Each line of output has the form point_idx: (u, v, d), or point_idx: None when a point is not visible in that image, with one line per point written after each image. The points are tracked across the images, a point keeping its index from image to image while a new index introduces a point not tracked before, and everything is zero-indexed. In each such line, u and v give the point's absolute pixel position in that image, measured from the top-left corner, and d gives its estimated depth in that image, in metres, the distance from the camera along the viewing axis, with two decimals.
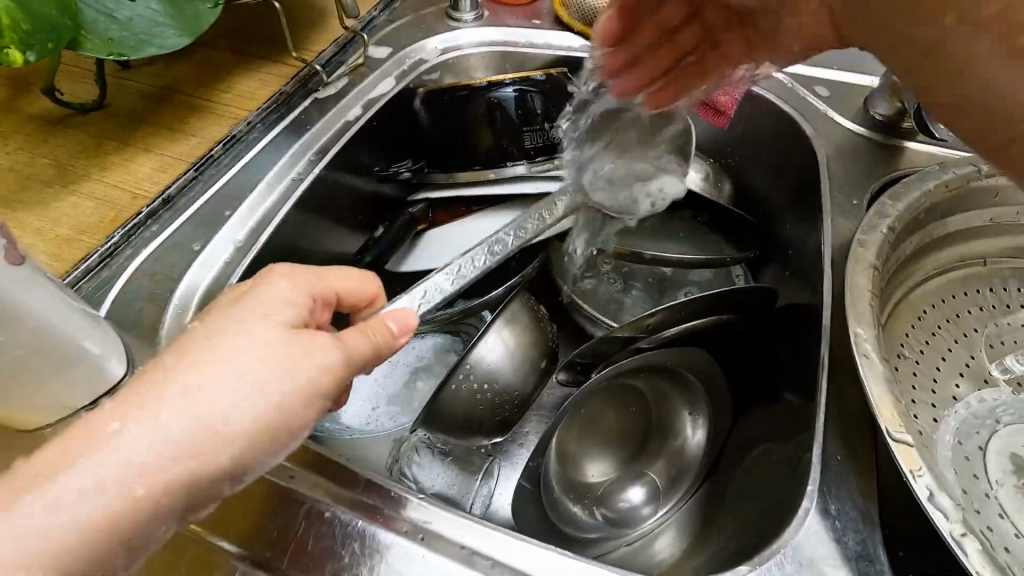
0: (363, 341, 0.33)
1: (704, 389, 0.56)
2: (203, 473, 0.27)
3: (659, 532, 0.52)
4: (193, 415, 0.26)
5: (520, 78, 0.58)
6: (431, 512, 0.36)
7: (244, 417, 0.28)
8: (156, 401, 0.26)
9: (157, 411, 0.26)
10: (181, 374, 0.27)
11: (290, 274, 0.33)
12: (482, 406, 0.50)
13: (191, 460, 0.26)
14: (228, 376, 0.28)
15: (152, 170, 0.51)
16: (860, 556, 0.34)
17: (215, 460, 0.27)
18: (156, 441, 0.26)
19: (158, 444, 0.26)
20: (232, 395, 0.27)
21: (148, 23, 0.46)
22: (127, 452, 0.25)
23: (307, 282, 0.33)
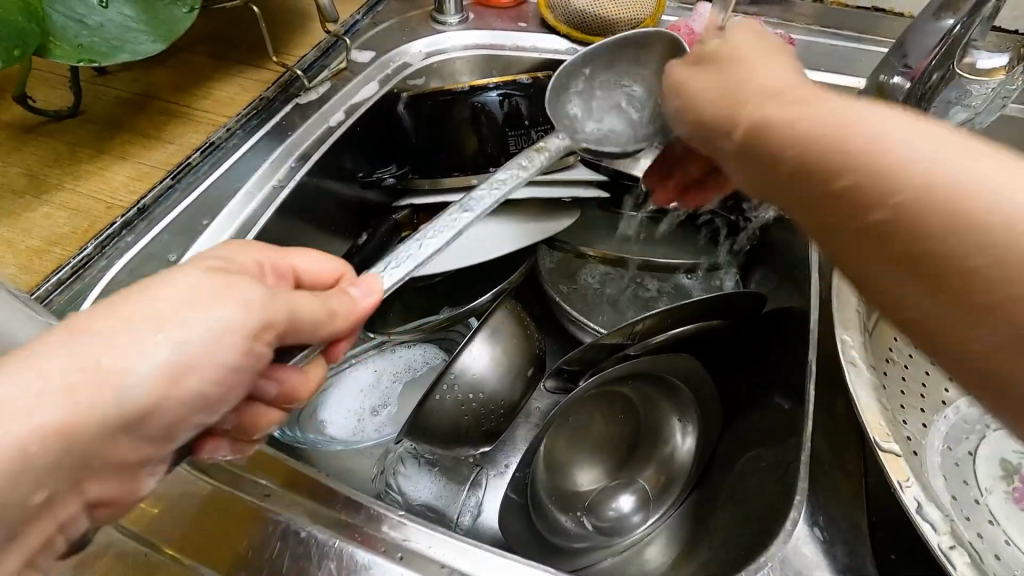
0: (311, 302, 0.32)
1: (692, 394, 0.55)
2: (95, 431, 0.25)
3: (649, 541, 0.51)
4: (89, 361, 0.25)
5: (505, 82, 0.58)
6: (410, 530, 0.35)
7: (167, 379, 0.26)
8: (53, 346, 0.25)
9: (71, 368, 0.24)
10: (92, 321, 0.26)
11: (258, 252, 0.34)
12: (468, 416, 0.49)
13: (81, 411, 0.24)
14: (143, 320, 0.27)
15: (127, 178, 0.50)
16: (850, 569, 0.33)
17: (111, 415, 0.25)
18: (42, 387, 0.24)
19: (43, 390, 0.24)
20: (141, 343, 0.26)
21: (120, 29, 0.45)
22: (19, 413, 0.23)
23: (261, 250, 0.34)
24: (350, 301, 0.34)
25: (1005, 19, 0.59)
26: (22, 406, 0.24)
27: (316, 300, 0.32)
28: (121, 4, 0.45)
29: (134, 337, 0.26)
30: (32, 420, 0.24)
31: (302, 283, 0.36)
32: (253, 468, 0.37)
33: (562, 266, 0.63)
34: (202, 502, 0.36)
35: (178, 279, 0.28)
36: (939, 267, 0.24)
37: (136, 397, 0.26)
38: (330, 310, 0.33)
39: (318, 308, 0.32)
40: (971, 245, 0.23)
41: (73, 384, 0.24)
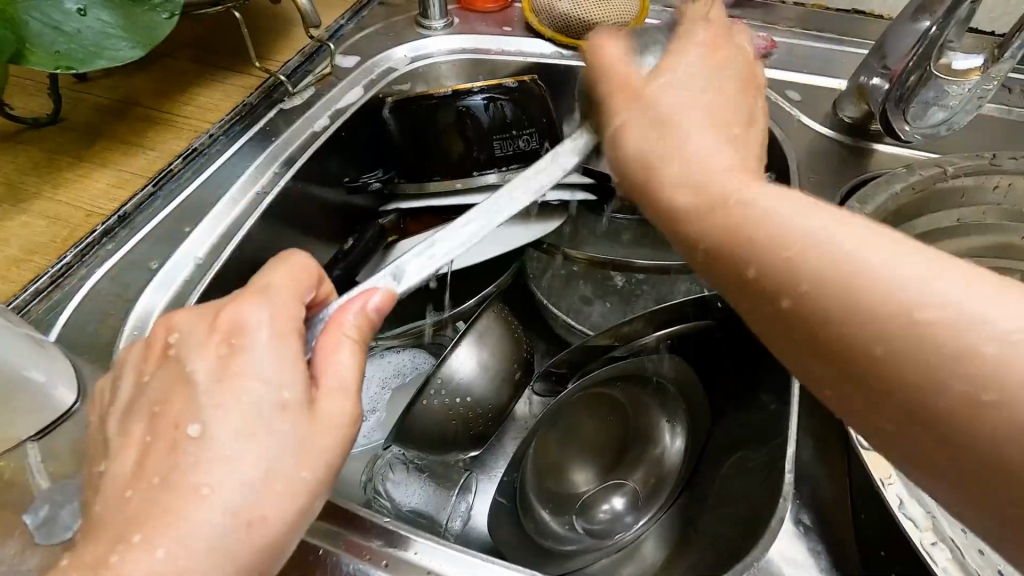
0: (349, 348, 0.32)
1: (680, 395, 0.55)
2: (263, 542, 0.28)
3: (641, 541, 0.51)
4: (229, 499, 0.27)
5: (491, 86, 0.58)
6: (395, 536, 0.34)
7: (287, 480, 0.28)
8: (185, 492, 0.27)
9: (229, 499, 0.27)
10: (196, 463, 0.28)
11: (245, 308, 0.31)
12: (456, 420, 0.49)
13: (248, 536, 0.27)
14: (240, 442, 0.28)
15: (108, 186, 0.49)
16: (834, 566, 0.33)
17: (269, 526, 0.28)
18: (207, 532, 0.26)
19: (211, 532, 0.26)
20: (247, 466, 0.28)
21: (97, 35, 0.44)
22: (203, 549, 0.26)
23: (266, 300, 0.32)
24: (369, 320, 0.34)
25: (979, 20, 0.60)
26: (197, 547, 0.26)
27: (347, 348, 0.32)
28: (100, 11, 0.44)
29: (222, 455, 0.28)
30: (173, 566, 0.26)
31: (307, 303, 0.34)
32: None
33: (548, 269, 0.63)
34: None
35: (213, 399, 0.29)
36: (824, 316, 0.25)
37: (269, 499, 0.28)
38: (357, 345, 0.33)
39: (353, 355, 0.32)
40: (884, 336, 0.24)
41: (199, 528, 0.26)
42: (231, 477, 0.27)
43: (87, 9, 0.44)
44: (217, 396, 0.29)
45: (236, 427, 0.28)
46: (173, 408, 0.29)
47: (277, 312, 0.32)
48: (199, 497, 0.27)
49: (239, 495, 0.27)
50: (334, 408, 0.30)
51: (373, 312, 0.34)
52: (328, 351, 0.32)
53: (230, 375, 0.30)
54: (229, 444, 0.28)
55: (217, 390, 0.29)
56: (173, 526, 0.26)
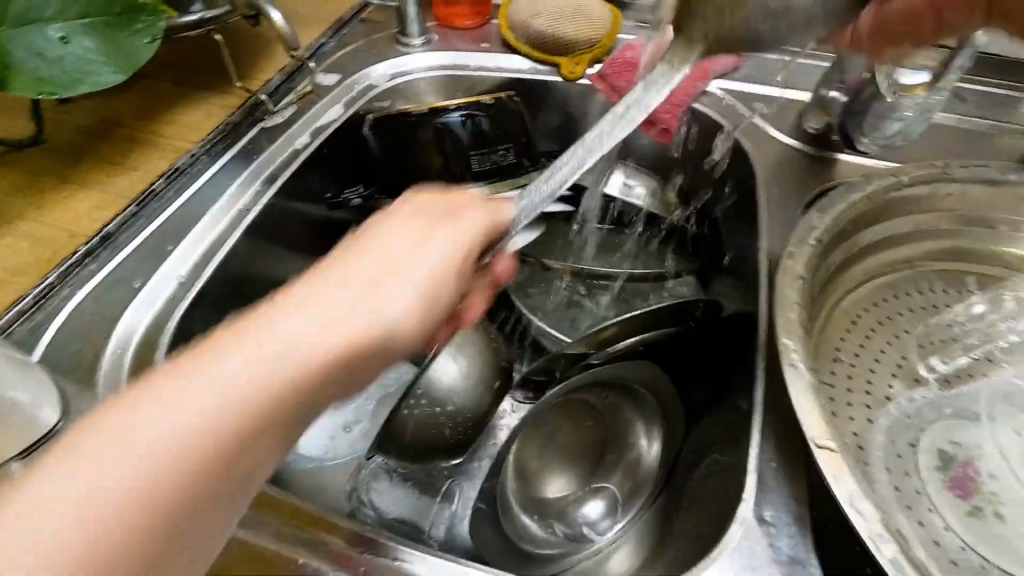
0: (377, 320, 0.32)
1: (653, 398, 0.57)
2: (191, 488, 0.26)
3: (617, 546, 0.52)
4: (176, 423, 0.26)
5: (467, 103, 0.60)
6: (375, 543, 0.36)
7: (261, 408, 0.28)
8: (120, 417, 0.25)
9: (172, 428, 0.26)
10: (158, 380, 0.27)
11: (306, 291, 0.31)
12: (436, 428, 0.50)
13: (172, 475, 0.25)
14: (229, 363, 0.28)
15: (91, 206, 0.50)
16: (793, 561, 0.35)
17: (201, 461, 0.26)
18: (131, 460, 0.25)
19: (137, 455, 0.25)
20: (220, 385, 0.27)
21: (80, 61, 0.45)
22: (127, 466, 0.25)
23: (383, 255, 0.33)
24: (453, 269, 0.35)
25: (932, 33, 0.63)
26: (109, 473, 0.24)
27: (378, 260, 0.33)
28: (82, 38, 0.45)
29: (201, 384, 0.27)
30: (95, 485, 0.24)
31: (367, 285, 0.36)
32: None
33: (527, 279, 0.65)
34: None
35: (233, 333, 0.29)
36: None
37: (240, 416, 0.27)
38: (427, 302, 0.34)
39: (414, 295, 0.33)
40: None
41: (140, 446, 0.25)
42: (221, 391, 0.27)
43: (70, 38, 0.45)
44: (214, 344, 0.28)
45: (269, 342, 0.29)
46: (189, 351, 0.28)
47: (342, 275, 0.32)
48: (172, 399, 0.26)
49: (211, 387, 0.27)
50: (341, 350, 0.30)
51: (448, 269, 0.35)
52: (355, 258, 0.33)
53: (260, 318, 0.29)
54: (218, 365, 0.28)
55: (242, 330, 0.29)
56: (117, 425, 0.25)
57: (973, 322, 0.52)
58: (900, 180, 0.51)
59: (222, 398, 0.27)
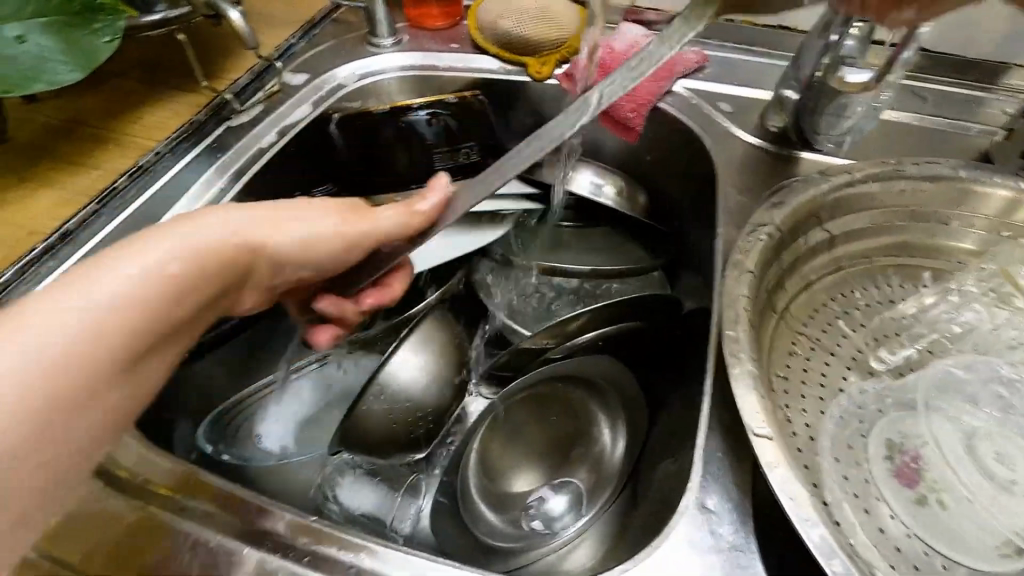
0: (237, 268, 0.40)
1: (615, 393, 0.58)
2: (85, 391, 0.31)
3: (581, 539, 0.53)
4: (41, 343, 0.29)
5: (429, 102, 0.60)
6: (323, 534, 0.36)
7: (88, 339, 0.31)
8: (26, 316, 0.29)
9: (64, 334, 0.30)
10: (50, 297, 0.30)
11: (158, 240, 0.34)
12: (397, 423, 0.51)
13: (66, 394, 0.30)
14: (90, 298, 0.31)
15: (51, 205, 0.50)
16: (735, 549, 0.36)
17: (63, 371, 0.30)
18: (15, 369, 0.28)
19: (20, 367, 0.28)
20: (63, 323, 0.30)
21: (35, 59, 0.46)
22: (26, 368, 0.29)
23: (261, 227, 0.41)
24: (424, 215, 0.43)
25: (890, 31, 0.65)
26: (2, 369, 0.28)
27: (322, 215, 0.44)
28: (39, 36, 0.46)
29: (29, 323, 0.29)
30: None
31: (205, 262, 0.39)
32: (183, 490, 0.38)
33: (495, 276, 0.66)
34: None
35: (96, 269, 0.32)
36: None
37: (110, 336, 0.31)
38: (404, 218, 0.43)
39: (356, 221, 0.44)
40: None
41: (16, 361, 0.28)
42: (78, 324, 0.30)
43: (26, 36, 0.45)
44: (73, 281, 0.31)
45: (142, 263, 0.33)
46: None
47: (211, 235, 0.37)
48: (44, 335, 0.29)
49: (77, 308, 0.30)
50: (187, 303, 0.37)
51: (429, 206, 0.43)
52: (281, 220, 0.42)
53: (122, 253, 0.33)
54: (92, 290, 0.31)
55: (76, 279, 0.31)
56: (100, 276, 0.32)
57: (923, 316, 0.53)
58: (853, 177, 0.52)
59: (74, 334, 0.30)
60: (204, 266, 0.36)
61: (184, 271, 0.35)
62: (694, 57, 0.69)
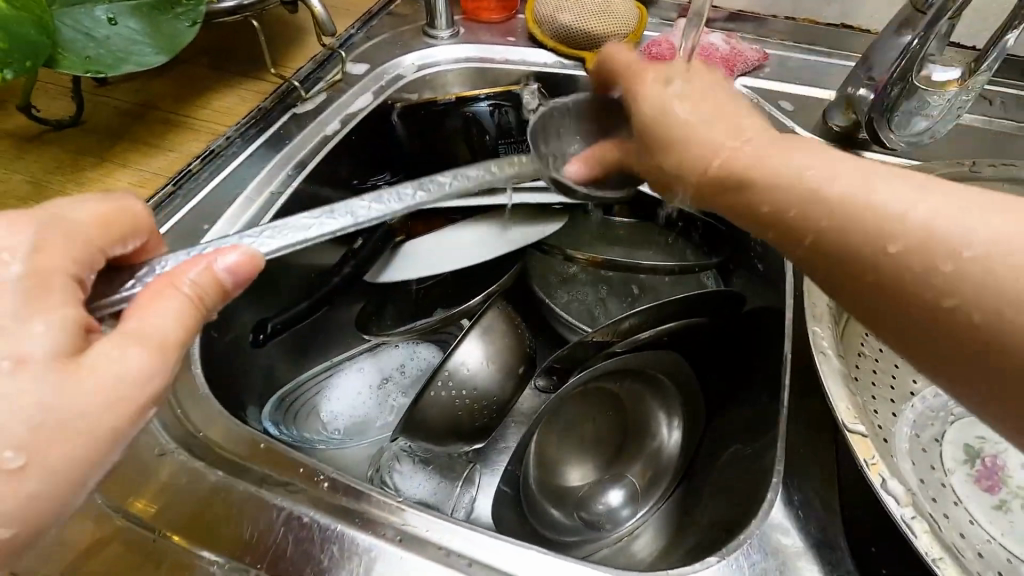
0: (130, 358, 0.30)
1: (675, 389, 0.57)
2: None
3: (637, 533, 0.53)
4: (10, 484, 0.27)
5: (496, 93, 0.61)
6: (408, 513, 0.36)
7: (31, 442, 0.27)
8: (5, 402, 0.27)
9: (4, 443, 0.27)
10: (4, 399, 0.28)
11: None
12: (461, 411, 0.51)
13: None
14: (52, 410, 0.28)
15: (130, 185, 0.51)
16: (823, 545, 0.35)
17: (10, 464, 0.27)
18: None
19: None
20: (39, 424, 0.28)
21: (125, 42, 0.47)
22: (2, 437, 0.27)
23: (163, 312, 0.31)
24: (217, 282, 0.33)
25: (961, 30, 0.63)
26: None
27: (177, 299, 0.31)
28: (128, 19, 0.47)
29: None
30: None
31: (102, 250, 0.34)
32: (258, 460, 0.39)
33: (549, 268, 0.65)
34: (206, 492, 0.37)
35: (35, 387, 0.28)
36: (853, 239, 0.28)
37: (55, 443, 0.28)
38: (190, 302, 0.32)
39: (180, 307, 0.31)
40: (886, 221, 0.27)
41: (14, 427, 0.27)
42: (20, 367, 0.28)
43: (117, 19, 0.47)
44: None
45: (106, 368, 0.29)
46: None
47: (141, 333, 0.30)
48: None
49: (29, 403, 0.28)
50: (118, 360, 0.29)
51: (224, 274, 0.33)
52: (154, 302, 0.31)
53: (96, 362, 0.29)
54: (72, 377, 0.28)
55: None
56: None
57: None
58: None
59: (40, 401, 0.28)
60: (88, 249, 0.33)
61: (136, 397, 0.30)
62: (755, 55, 0.68)
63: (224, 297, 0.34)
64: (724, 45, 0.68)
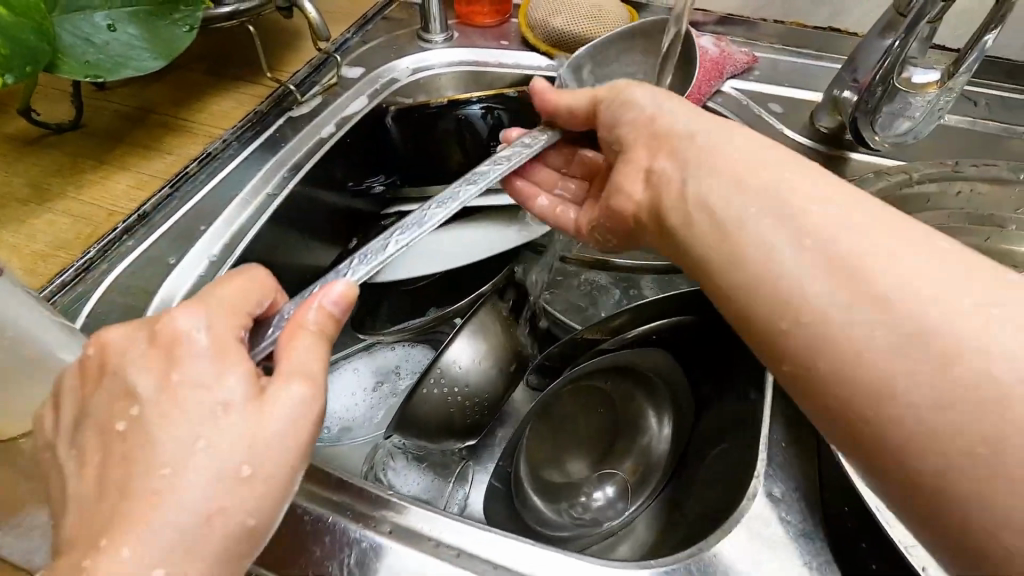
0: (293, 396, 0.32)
1: (665, 387, 0.59)
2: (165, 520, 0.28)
3: (632, 527, 0.54)
4: (196, 507, 0.29)
5: (487, 95, 0.62)
6: (397, 505, 0.37)
7: (235, 466, 0.30)
8: (178, 440, 0.30)
9: (208, 484, 0.29)
10: (169, 446, 0.29)
11: (177, 314, 0.33)
12: (454, 408, 0.52)
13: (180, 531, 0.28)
14: (249, 443, 0.30)
15: (128, 187, 0.52)
16: (805, 536, 0.36)
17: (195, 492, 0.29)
18: (184, 505, 0.29)
19: (186, 503, 0.29)
20: (232, 448, 0.30)
21: (124, 47, 0.48)
22: (193, 476, 0.29)
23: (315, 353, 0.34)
24: (330, 317, 0.35)
25: (945, 33, 0.64)
26: (185, 496, 0.29)
27: (309, 340, 0.34)
28: (127, 25, 0.48)
29: (162, 468, 0.29)
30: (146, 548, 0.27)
31: (251, 314, 0.35)
32: None
33: (542, 267, 0.66)
34: None
35: (205, 431, 0.30)
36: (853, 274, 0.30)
37: (267, 462, 0.31)
38: (319, 338, 0.35)
39: (314, 345, 0.34)
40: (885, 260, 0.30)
41: (182, 475, 0.29)
42: (214, 418, 0.30)
43: (117, 25, 0.48)
44: (160, 409, 0.30)
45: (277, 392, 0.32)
46: (117, 412, 0.31)
47: (306, 365, 0.33)
48: (206, 476, 0.29)
49: (228, 441, 0.30)
50: (290, 396, 0.32)
51: (333, 308, 0.36)
52: (289, 345, 0.34)
53: (261, 401, 0.31)
54: (259, 424, 0.31)
55: (169, 365, 0.31)
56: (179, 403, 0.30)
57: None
58: (911, 177, 0.52)
59: (247, 435, 0.30)
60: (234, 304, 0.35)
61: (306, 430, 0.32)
62: (744, 57, 0.69)
63: (337, 330, 0.36)
64: (714, 47, 0.69)
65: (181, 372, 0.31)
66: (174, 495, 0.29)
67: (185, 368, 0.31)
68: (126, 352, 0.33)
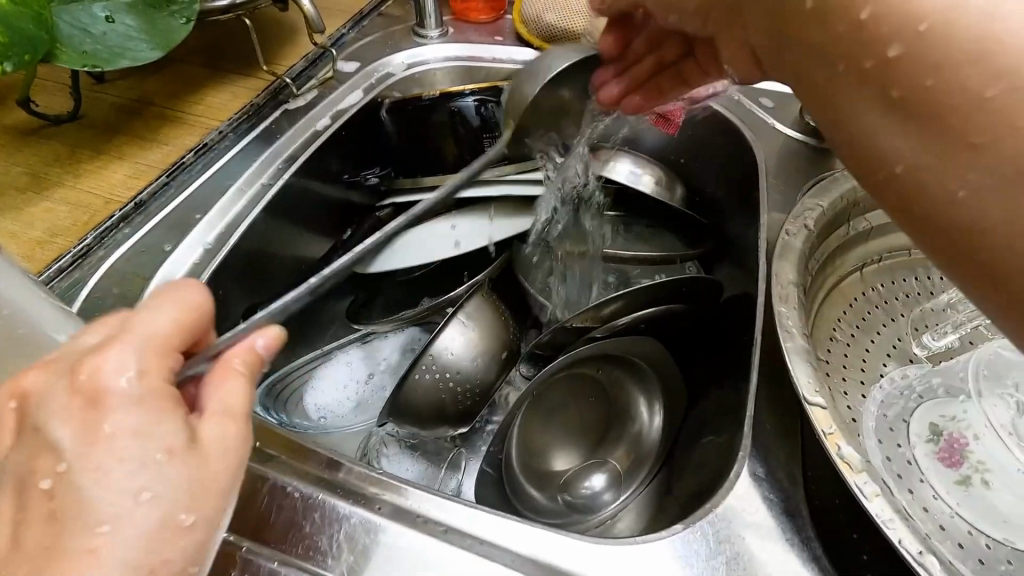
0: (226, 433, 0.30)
1: (657, 375, 0.59)
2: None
3: (620, 515, 0.54)
4: (128, 559, 0.26)
5: (479, 88, 0.62)
6: (388, 484, 0.38)
7: (173, 514, 0.27)
8: (107, 487, 0.26)
9: (146, 532, 0.26)
10: (100, 495, 0.26)
11: (102, 358, 0.28)
12: (445, 395, 0.53)
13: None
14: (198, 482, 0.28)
15: (125, 177, 0.53)
16: (786, 513, 0.37)
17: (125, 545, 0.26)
18: (121, 556, 0.25)
19: (124, 555, 0.25)
20: (176, 492, 0.27)
21: (122, 38, 0.49)
22: (130, 528, 0.26)
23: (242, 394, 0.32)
24: (257, 357, 0.34)
25: None
26: (114, 550, 0.25)
27: (239, 381, 0.33)
28: (125, 17, 0.49)
29: (85, 526, 0.25)
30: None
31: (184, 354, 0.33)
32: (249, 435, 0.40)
33: (535, 258, 0.67)
34: None
35: (141, 477, 0.26)
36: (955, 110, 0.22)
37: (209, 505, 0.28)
38: (249, 380, 0.33)
39: (243, 386, 0.33)
40: (986, 73, 0.22)
41: (116, 526, 0.25)
42: (146, 469, 0.27)
43: (115, 17, 0.49)
44: (89, 461, 0.26)
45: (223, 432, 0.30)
46: (40, 467, 0.26)
47: (233, 403, 0.31)
48: (141, 533, 0.26)
49: (173, 485, 0.27)
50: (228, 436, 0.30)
51: (261, 349, 0.35)
52: (218, 387, 0.32)
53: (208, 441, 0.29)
54: (210, 463, 0.29)
55: (92, 416, 0.27)
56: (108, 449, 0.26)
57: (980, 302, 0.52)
58: None
59: (196, 478, 0.28)
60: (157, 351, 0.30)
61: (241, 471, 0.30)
62: None
63: (263, 375, 0.35)
64: None
65: (106, 420, 0.27)
66: (108, 550, 0.25)
67: (112, 416, 0.27)
68: (47, 400, 0.28)
